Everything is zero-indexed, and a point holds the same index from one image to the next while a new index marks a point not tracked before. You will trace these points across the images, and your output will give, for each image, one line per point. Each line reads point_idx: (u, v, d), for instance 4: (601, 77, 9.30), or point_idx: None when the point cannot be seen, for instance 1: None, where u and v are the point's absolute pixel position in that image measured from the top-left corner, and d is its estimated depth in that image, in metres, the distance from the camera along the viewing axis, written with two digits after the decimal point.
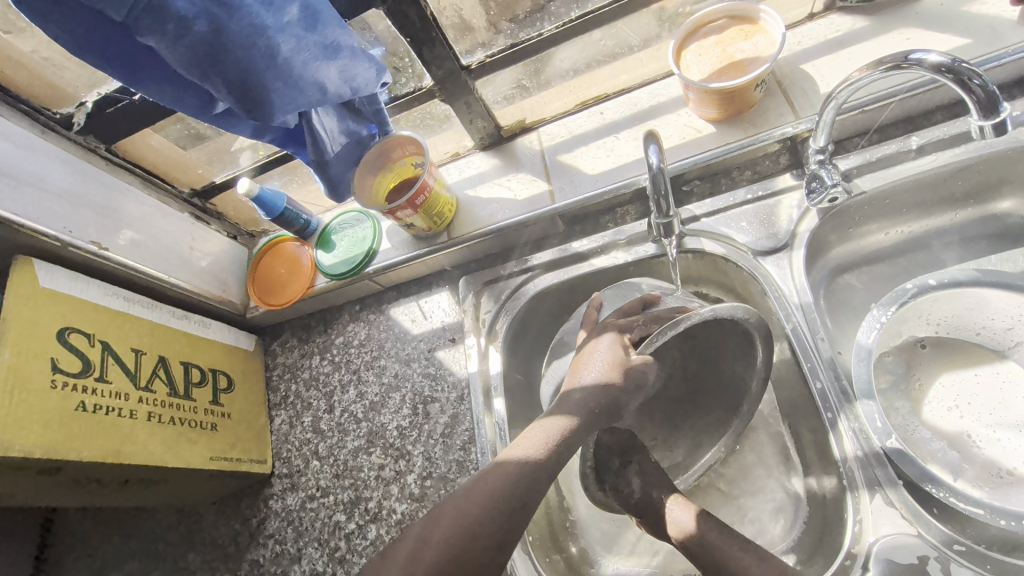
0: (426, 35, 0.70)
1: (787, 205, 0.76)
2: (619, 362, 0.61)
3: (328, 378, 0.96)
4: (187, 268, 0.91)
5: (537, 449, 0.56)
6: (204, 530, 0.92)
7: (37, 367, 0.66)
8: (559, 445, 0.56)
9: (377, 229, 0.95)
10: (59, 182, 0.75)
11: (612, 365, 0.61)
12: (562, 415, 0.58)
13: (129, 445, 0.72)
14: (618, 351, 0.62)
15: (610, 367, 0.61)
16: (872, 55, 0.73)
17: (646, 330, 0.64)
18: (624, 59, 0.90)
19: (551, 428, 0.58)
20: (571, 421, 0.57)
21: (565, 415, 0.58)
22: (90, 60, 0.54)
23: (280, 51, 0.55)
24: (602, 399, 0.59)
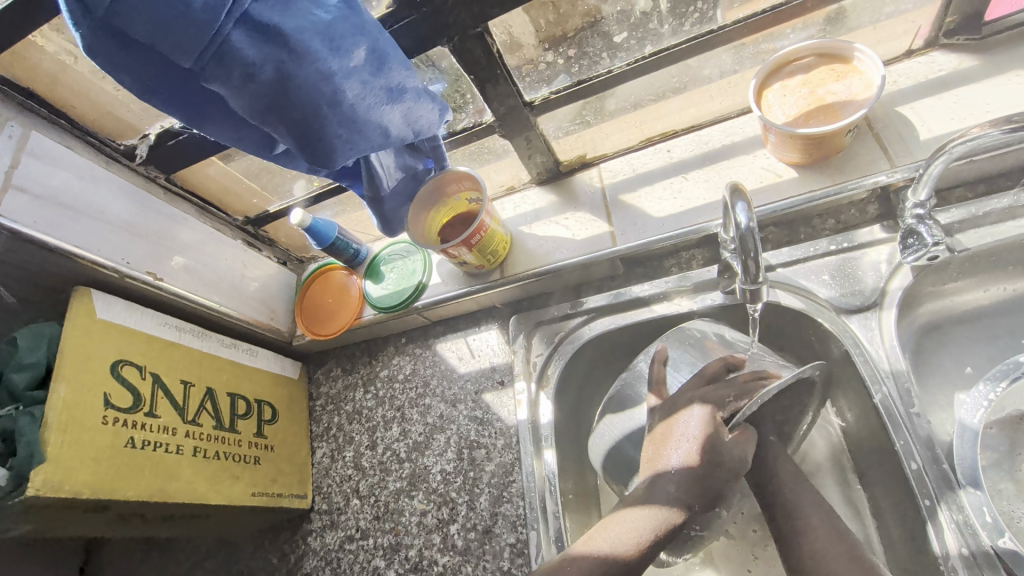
0: (491, 72, 0.67)
1: (874, 259, 0.69)
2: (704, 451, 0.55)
3: (371, 413, 0.94)
4: (238, 296, 0.91)
5: (626, 546, 0.53)
6: (243, 560, 0.92)
7: (90, 403, 0.65)
8: (652, 543, 0.52)
9: (427, 262, 0.93)
10: (119, 214, 0.76)
11: (703, 448, 0.55)
12: (654, 506, 0.54)
13: (174, 483, 0.71)
14: (708, 429, 0.56)
15: (697, 455, 0.55)
16: (981, 100, 0.66)
17: (737, 400, 0.57)
18: (692, 92, 0.80)
19: (637, 522, 0.54)
20: (663, 518, 0.53)
21: (651, 506, 0.54)
22: (156, 103, 0.52)
23: (345, 97, 0.53)
24: (695, 492, 0.54)
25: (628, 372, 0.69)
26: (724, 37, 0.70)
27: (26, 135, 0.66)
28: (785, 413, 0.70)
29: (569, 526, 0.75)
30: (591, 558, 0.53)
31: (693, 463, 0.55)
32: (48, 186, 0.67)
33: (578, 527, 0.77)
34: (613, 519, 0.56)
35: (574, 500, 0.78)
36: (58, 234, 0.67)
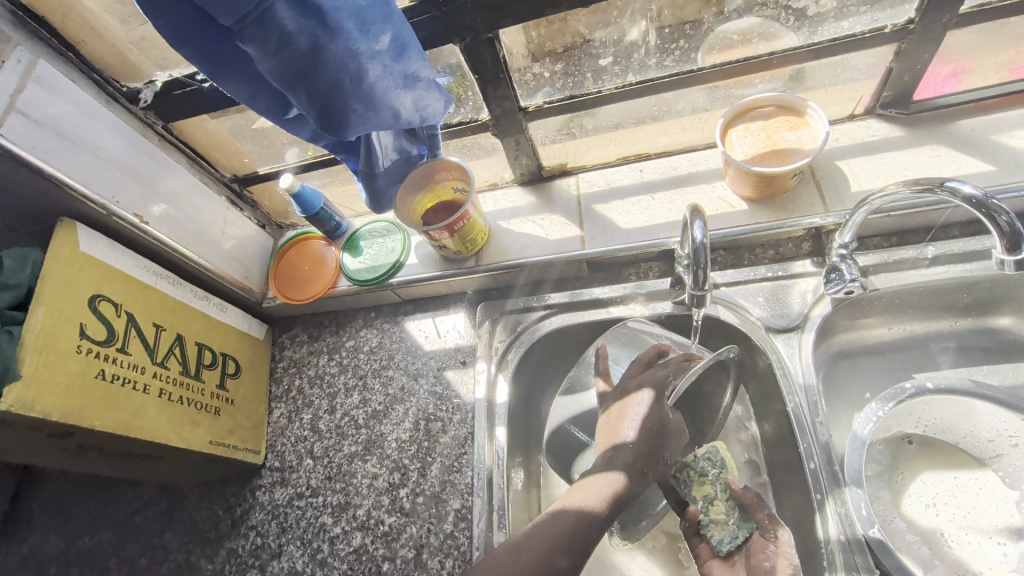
0: (494, 75, 0.74)
1: (803, 288, 0.80)
2: (654, 425, 0.65)
3: (333, 379, 0.97)
4: (215, 251, 0.93)
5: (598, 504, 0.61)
6: (186, 510, 0.94)
7: (67, 331, 0.67)
8: (619, 501, 0.62)
9: (406, 243, 0.98)
10: (113, 153, 0.77)
11: (652, 422, 0.65)
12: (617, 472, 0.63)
13: (138, 419, 0.73)
14: (657, 407, 0.66)
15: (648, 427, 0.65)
16: (904, 164, 0.78)
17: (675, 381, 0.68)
18: (667, 121, 0.89)
19: (603, 483, 0.63)
20: (624, 479, 0.62)
21: (613, 469, 0.63)
22: (185, 54, 0.56)
23: (367, 76, 0.58)
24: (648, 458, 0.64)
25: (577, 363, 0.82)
26: (701, 78, 0.79)
27: (35, 63, 0.68)
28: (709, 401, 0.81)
29: (511, 498, 0.82)
30: (567, 516, 0.61)
31: (644, 434, 0.65)
32: (50, 115, 0.69)
33: (519, 501, 0.83)
34: (580, 484, 0.65)
35: (517, 476, 0.85)
36: (54, 162, 0.69)
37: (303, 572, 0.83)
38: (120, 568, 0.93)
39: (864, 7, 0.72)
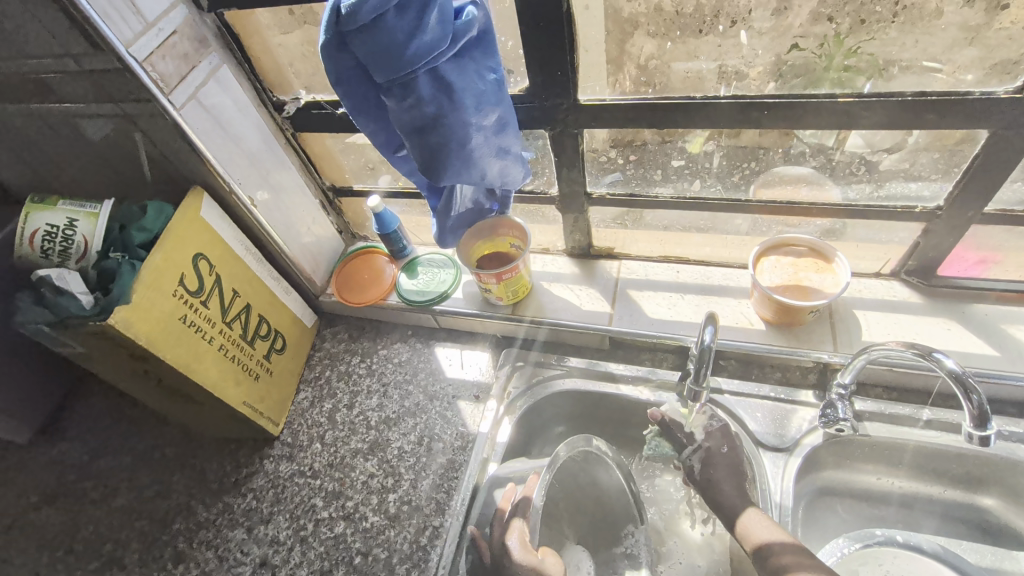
0: (571, 161, 0.88)
1: (801, 416, 0.86)
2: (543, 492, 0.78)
3: (359, 379, 1.08)
4: (297, 242, 1.07)
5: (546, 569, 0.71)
6: (200, 458, 1.04)
7: (171, 276, 0.80)
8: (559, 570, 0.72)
9: (457, 278, 1.10)
10: (250, 145, 0.92)
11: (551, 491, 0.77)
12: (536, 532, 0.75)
13: (198, 364, 0.85)
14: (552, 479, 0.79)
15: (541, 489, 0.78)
16: (915, 329, 0.86)
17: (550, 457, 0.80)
18: (712, 234, 0.99)
19: (521, 532, 0.75)
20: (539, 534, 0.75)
21: (525, 517, 0.76)
22: (339, 90, 0.69)
23: (471, 142, 0.71)
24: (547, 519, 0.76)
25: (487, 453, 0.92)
26: (749, 208, 0.89)
27: (220, 67, 0.84)
28: (607, 515, 0.88)
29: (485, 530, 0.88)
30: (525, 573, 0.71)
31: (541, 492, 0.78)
32: (216, 108, 0.85)
33: None
34: (506, 534, 0.75)
35: None
36: (206, 142, 0.84)
37: (284, 543, 0.90)
38: (128, 493, 1.02)
39: (936, 176, 0.78)
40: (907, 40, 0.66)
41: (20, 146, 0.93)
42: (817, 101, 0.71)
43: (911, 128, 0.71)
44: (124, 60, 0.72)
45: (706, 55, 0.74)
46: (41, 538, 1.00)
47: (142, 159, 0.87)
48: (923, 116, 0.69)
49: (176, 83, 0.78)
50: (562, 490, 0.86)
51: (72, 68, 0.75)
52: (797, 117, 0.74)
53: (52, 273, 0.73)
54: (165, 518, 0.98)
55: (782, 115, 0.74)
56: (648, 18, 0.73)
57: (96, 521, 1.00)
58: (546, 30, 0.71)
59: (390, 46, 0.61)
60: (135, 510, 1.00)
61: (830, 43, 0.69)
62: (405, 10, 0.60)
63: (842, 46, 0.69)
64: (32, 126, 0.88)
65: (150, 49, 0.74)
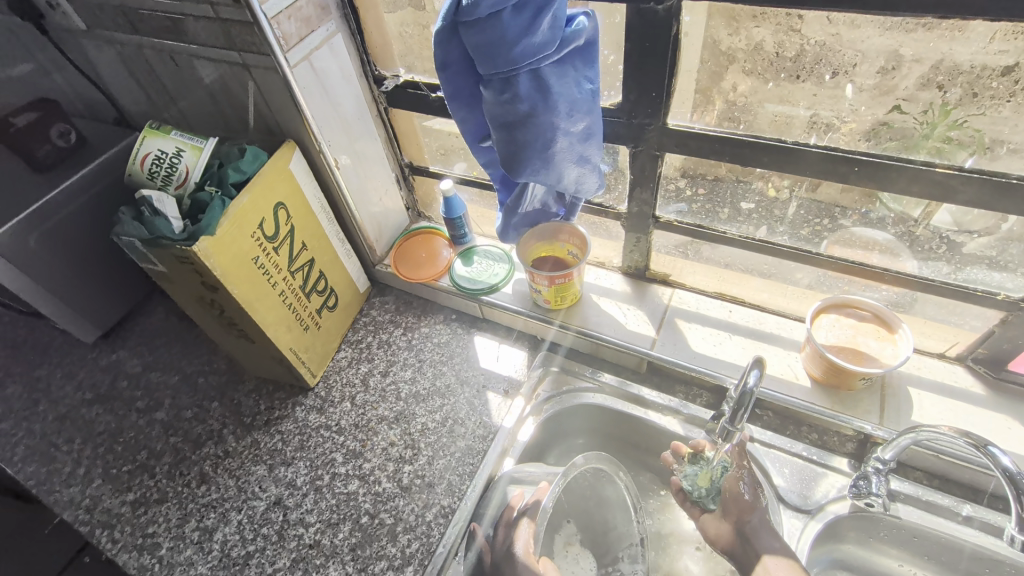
0: (645, 181, 0.89)
1: (830, 482, 0.84)
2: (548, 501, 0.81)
3: (398, 351, 1.11)
4: (368, 210, 1.12)
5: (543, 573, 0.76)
6: (239, 392, 1.10)
7: (253, 219, 0.86)
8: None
9: (509, 274, 1.12)
10: (345, 111, 0.97)
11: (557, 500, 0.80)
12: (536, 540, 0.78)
13: (260, 305, 0.90)
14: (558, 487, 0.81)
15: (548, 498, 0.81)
16: (971, 419, 0.82)
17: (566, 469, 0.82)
18: (773, 281, 0.97)
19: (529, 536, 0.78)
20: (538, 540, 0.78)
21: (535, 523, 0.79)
22: (441, 74, 0.72)
23: (555, 145, 0.73)
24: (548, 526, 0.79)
25: (507, 446, 0.94)
26: (817, 261, 0.87)
27: (335, 35, 0.90)
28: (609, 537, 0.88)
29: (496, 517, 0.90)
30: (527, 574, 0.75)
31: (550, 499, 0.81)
32: (324, 72, 0.90)
33: None
34: (514, 540, 0.79)
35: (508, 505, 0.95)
36: (309, 101, 0.89)
37: (300, 488, 0.95)
38: (170, 409, 1.10)
39: (1019, 267, 0.75)
40: (1020, 123, 0.64)
41: (145, 77, 1.02)
42: (911, 167, 0.69)
43: (1008, 212, 0.68)
44: (255, 15, 0.76)
45: (804, 100, 0.73)
46: (88, 432, 1.08)
47: (248, 107, 0.93)
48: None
49: (294, 43, 0.83)
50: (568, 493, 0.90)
51: (207, 15, 0.82)
52: (887, 179, 0.72)
53: (153, 195, 0.79)
54: (197, 440, 1.04)
55: (872, 174, 0.73)
56: (747, 55, 0.73)
57: (137, 428, 1.08)
58: (649, 50, 0.72)
59: (501, 41, 0.63)
60: (172, 427, 1.07)
61: (935, 112, 0.67)
62: (522, 9, 0.62)
63: (945, 118, 0.67)
64: (160, 60, 0.96)
65: (279, 9, 0.79)
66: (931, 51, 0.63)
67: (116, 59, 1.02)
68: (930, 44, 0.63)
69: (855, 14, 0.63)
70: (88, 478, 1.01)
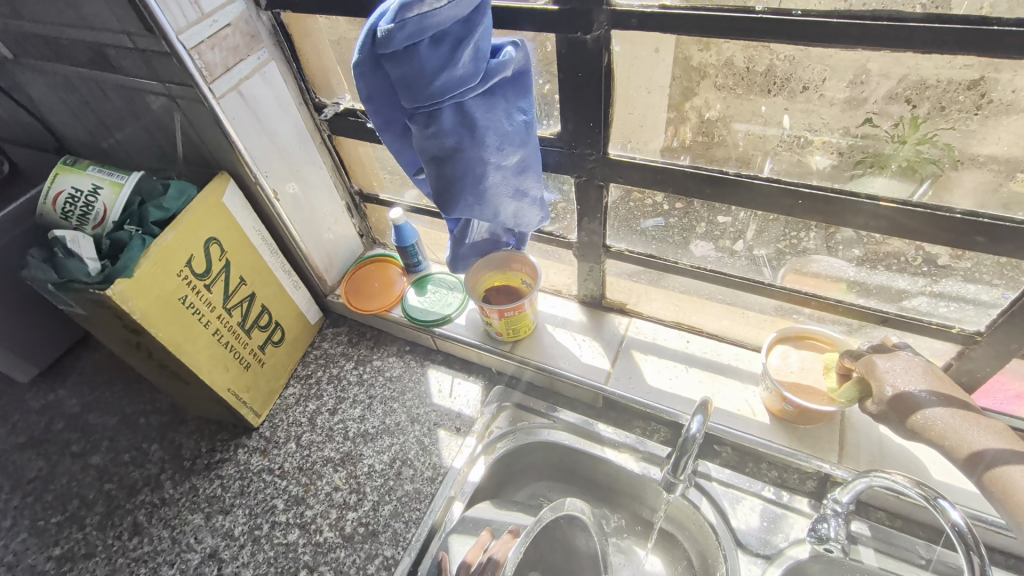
0: (593, 212, 0.86)
1: (789, 524, 0.80)
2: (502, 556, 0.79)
3: (348, 387, 1.07)
4: (315, 240, 1.07)
5: None
6: (180, 434, 1.05)
7: (180, 256, 0.81)
8: None
9: (463, 304, 1.08)
10: (283, 141, 0.93)
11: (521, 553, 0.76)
12: None
13: (190, 345, 0.85)
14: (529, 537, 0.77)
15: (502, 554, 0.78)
16: (932, 456, 0.78)
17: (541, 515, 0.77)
18: (730, 310, 0.94)
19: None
20: None
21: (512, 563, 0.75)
22: (368, 106, 0.69)
23: (489, 180, 0.70)
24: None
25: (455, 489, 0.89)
26: (770, 292, 0.84)
27: (268, 64, 0.86)
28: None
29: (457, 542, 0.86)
30: None
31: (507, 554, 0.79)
32: (256, 101, 0.86)
33: None
34: None
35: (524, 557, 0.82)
36: (240, 133, 0.85)
37: (237, 539, 0.89)
38: (107, 453, 1.04)
39: (999, 281, 0.68)
40: (988, 136, 0.60)
41: (75, 106, 0.97)
42: (858, 201, 0.67)
43: (956, 247, 0.66)
44: (172, 46, 0.73)
45: (770, 117, 0.69)
46: (18, 480, 1.02)
47: (179, 138, 0.89)
48: (972, 237, 0.64)
49: (220, 73, 0.79)
50: (536, 547, 0.81)
51: (126, 45, 0.78)
52: (834, 212, 0.69)
53: (67, 234, 0.75)
54: (133, 487, 0.98)
55: (818, 208, 0.70)
56: (718, 70, 0.68)
57: (70, 475, 1.02)
58: (583, 80, 0.69)
59: (420, 75, 0.60)
60: (107, 471, 1.01)
61: (905, 125, 0.62)
62: (440, 42, 0.59)
63: (914, 132, 0.62)
64: (89, 90, 0.92)
65: (200, 39, 0.75)
66: (896, 66, 0.59)
67: (46, 87, 0.97)
68: (894, 59, 0.58)
69: (796, 44, 0.60)
70: (13, 531, 0.95)
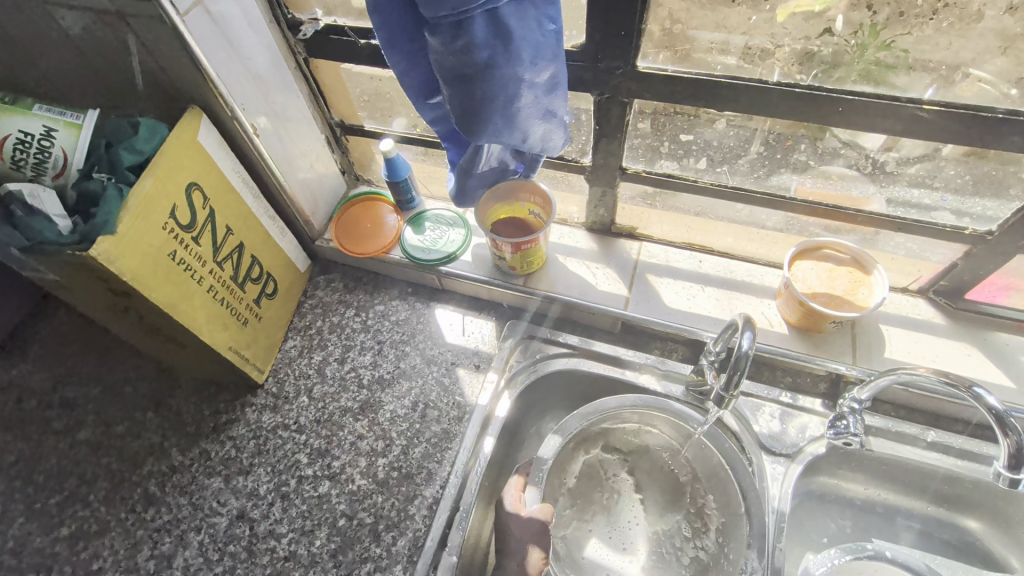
0: (613, 133, 0.82)
1: (803, 423, 0.85)
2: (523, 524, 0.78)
3: (353, 334, 1.02)
4: (298, 180, 0.98)
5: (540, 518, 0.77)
6: (175, 399, 0.98)
7: (161, 206, 0.71)
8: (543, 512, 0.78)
9: (467, 240, 1.03)
10: (257, 67, 0.82)
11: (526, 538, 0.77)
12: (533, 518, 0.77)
13: (185, 305, 0.77)
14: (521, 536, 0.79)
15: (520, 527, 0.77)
16: (935, 348, 0.85)
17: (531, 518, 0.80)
18: (741, 227, 0.94)
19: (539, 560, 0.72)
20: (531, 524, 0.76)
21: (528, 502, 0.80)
22: (377, 18, 0.61)
23: (519, 100, 0.64)
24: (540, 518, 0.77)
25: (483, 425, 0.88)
26: (789, 205, 0.84)
27: None
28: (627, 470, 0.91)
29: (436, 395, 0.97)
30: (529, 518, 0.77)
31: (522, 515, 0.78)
32: (224, 18, 0.74)
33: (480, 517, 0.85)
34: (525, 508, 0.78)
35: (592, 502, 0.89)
36: (210, 58, 0.73)
37: (264, 497, 0.87)
38: (96, 427, 0.96)
39: (942, 186, 0.76)
40: (939, 40, 0.63)
41: None
42: (896, 105, 0.66)
43: (986, 147, 0.67)
44: None
45: (735, 28, 0.68)
46: None
47: (131, 66, 0.76)
48: (1006, 135, 0.64)
49: None
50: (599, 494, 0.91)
51: None
52: (868, 118, 0.68)
53: (24, 187, 0.64)
54: (136, 458, 0.92)
55: (853, 115, 0.69)
56: None
57: (60, 453, 0.94)
58: None
59: None
60: (102, 445, 0.94)
61: (864, 32, 0.64)
62: None
63: (874, 39, 0.64)
64: None
65: None
66: None
67: None
68: None
69: None
70: (8, 517, 0.88)
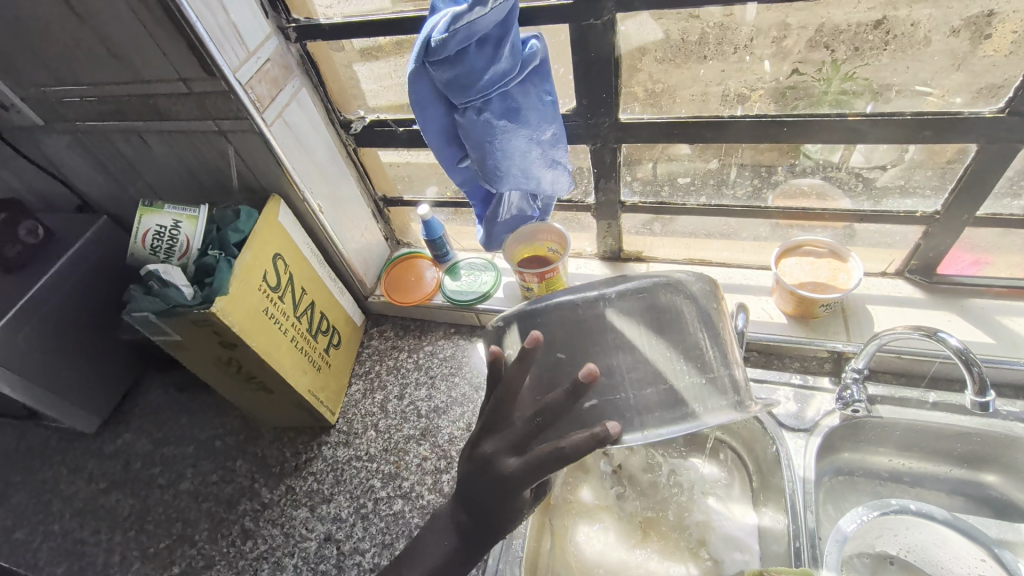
0: (608, 174, 1.00)
1: (820, 401, 0.95)
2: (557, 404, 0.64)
3: (408, 373, 1.17)
4: (353, 247, 1.17)
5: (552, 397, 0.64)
6: (260, 446, 1.12)
7: (258, 272, 0.90)
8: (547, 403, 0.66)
9: (498, 281, 1.20)
10: (320, 159, 1.03)
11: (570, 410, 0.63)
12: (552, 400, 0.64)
13: (277, 352, 0.94)
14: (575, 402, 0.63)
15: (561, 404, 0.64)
16: (920, 318, 0.96)
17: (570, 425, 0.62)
18: (731, 240, 1.09)
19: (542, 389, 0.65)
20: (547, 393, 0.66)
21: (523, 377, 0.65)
22: (419, 112, 0.79)
23: (531, 154, 0.83)
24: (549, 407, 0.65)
25: None
26: (766, 213, 0.99)
27: (300, 90, 0.96)
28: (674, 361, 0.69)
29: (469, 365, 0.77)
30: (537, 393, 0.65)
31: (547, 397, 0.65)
32: (297, 125, 0.95)
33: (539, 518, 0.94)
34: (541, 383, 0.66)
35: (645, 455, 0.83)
36: (288, 156, 0.94)
37: (346, 520, 0.98)
38: (194, 477, 1.11)
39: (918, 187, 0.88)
40: (898, 66, 0.77)
41: (110, 159, 1.04)
42: (830, 120, 0.82)
43: (911, 143, 0.82)
44: (230, 83, 0.82)
45: (710, 76, 0.84)
46: (113, 520, 1.07)
47: (226, 169, 0.97)
48: (924, 132, 0.80)
49: (269, 104, 0.89)
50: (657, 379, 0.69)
51: (179, 90, 0.86)
52: (811, 133, 0.85)
53: (160, 267, 0.83)
54: (231, 500, 1.06)
55: (798, 132, 0.85)
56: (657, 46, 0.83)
57: (165, 503, 1.08)
58: (594, 59, 0.83)
59: (472, 73, 0.72)
60: (201, 493, 1.08)
61: (828, 68, 0.79)
62: (484, 44, 0.71)
63: (837, 72, 0.79)
64: (129, 141, 0.98)
65: (249, 75, 0.85)
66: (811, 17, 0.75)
67: (79, 148, 1.03)
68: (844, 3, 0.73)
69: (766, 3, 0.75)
70: (126, 563, 1.01)
